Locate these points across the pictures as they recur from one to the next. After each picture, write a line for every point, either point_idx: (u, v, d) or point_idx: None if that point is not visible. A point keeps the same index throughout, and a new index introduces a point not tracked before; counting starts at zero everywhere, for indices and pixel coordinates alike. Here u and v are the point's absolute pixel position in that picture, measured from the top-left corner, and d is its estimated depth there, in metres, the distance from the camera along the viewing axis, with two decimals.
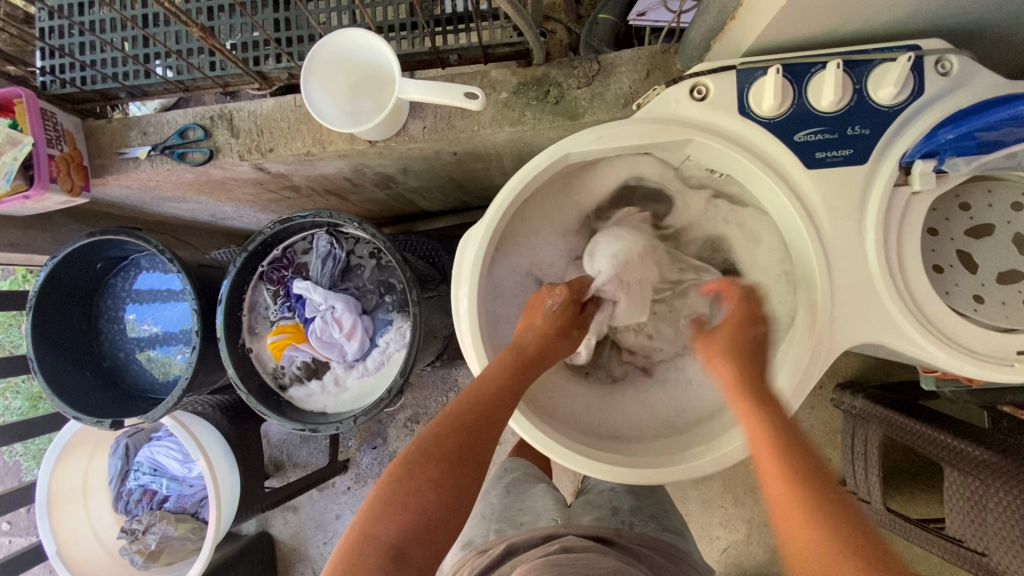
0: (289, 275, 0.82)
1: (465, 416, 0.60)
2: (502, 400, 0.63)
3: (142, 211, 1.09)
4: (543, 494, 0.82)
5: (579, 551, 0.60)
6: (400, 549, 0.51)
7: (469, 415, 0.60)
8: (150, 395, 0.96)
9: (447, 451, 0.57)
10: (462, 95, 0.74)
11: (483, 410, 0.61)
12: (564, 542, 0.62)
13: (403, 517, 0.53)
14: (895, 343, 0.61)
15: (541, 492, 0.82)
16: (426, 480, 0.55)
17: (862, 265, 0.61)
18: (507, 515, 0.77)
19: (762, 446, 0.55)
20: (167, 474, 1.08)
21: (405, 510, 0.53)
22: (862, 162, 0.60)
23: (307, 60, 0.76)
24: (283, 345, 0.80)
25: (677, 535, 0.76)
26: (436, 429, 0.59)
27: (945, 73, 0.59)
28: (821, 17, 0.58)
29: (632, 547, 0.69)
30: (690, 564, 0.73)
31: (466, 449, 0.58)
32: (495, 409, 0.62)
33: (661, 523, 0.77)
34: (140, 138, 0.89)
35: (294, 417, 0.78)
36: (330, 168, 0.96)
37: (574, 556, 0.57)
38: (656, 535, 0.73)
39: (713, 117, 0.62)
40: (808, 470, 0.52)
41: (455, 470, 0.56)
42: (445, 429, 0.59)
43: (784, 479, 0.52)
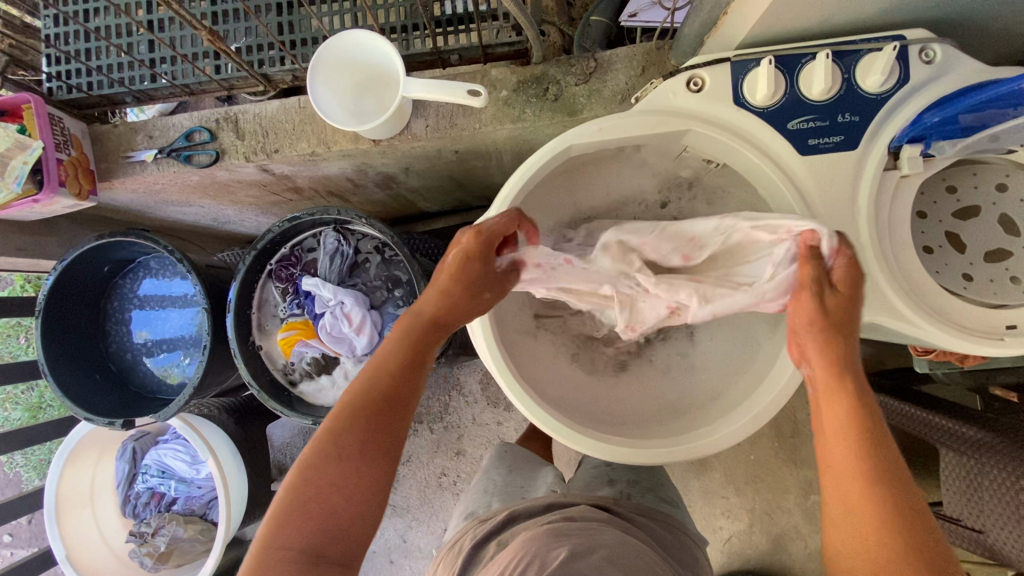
0: (297, 272, 0.83)
1: (371, 399, 0.58)
2: (407, 373, 0.61)
3: (146, 216, 1.11)
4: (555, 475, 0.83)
5: (582, 519, 0.61)
6: (319, 544, 0.52)
7: (372, 397, 0.58)
8: (158, 396, 0.96)
9: (343, 452, 0.55)
10: (463, 92, 0.76)
11: (383, 399, 0.58)
12: (567, 511, 0.63)
13: (308, 524, 0.52)
14: (891, 321, 0.64)
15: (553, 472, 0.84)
16: (337, 474, 0.54)
17: (856, 246, 0.63)
18: (508, 489, 0.79)
19: (842, 431, 0.53)
20: (175, 475, 1.08)
21: (314, 513, 0.53)
22: (853, 148, 0.63)
23: (313, 60, 0.77)
24: (292, 341, 0.81)
25: (676, 505, 0.78)
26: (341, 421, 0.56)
27: (929, 62, 0.62)
28: (811, 10, 0.61)
29: (630, 513, 0.70)
30: (691, 532, 0.75)
31: (371, 437, 0.56)
32: (400, 386, 0.60)
33: (657, 493, 0.79)
34: (147, 142, 0.91)
35: (305, 412, 0.80)
36: (333, 169, 0.98)
37: (579, 523, 0.58)
38: (653, 505, 0.75)
39: (710, 107, 0.65)
40: (876, 462, 0.51)
41: (366, 455, 0.55)
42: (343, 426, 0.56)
43: (857, 475, 0.51)
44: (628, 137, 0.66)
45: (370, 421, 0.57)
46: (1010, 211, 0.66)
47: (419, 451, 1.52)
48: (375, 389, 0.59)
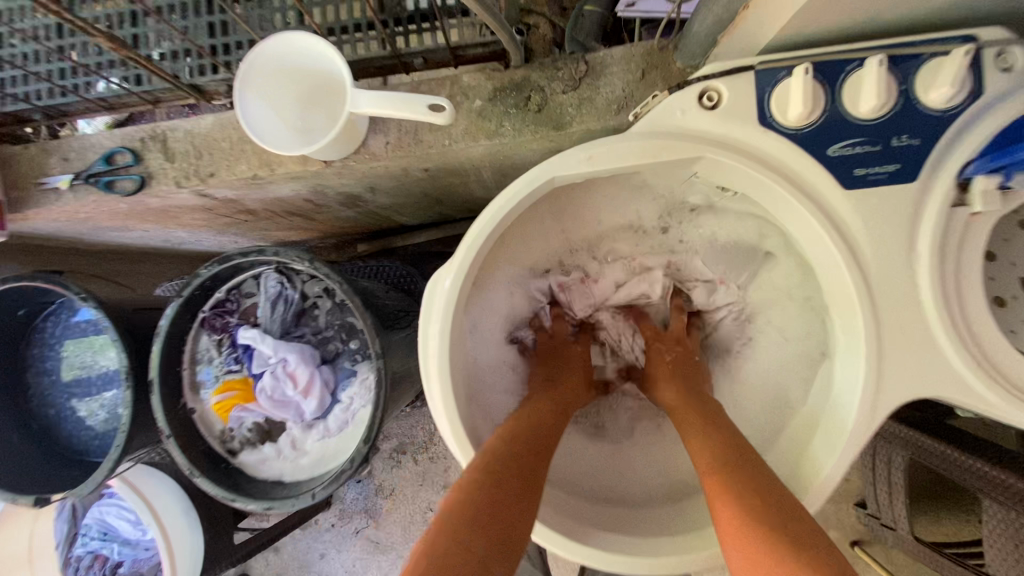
0: (234, 321, 0.71)
1: (507, 453, 0.53)
2: (548, 437, 0.58)
3: (81, 243, 0.98)
4: None
5: None
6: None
7: (523, 456, 0.54)
8: (88, 457, 0.84)
9: (498, 491, 0.49)
10: (424, 107, 0.63)
11: (527, 447, 0.55)
12: None
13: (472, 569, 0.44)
14: (958, 397, 0.51)
15: None
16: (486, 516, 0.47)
17: (914, 304, 0.50)
18: None
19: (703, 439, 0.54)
20: (118, 537, 0.96)
21: (473, 558, 0.44)
22: (910, 179, 0.50)
23: (241, 69, 0.64)
24: (228, 406, 0.69)
25: None
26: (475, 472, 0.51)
27: (1008, 68, 0.48)
28: (863, 2, 0.47)
29: None
30: None
31: (519, 485, 0.51)
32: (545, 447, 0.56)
33: None
34: (62, 165, 0.78)
35: (245, 491, 0.67)
36: (285, 191, 0.85)
37: None
38: None
39: (727, 129, 0.51)
40: (727, 450, 0.52)
41: (513, 515, 0.49)
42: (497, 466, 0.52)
43: (732, 491, 0.48)
44: (625, 167, 0.53)
45: (519, 478, 0.52)
46: None
47: (403, 484, 1.41)
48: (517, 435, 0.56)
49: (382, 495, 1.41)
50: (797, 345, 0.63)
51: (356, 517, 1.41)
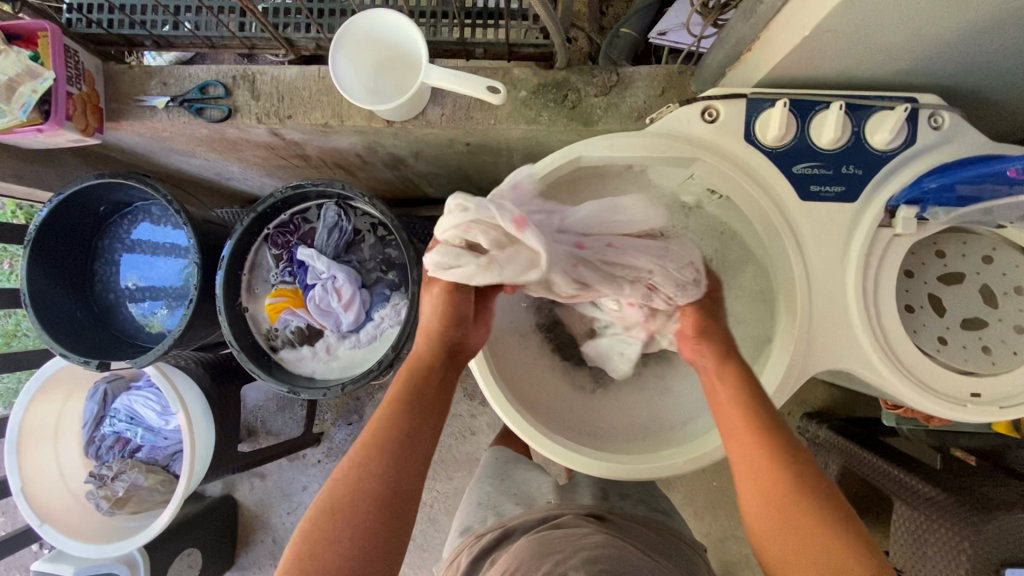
0: (294, 241, 0.84)
1: (381, 443, 0.59)
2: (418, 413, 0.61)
3: (149, 161, 1.10)
4: (526, 479, 0.84)
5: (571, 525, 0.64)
6: None
7: (388, 439, 0.59)
8: (135, 342, 0.96)
9: (346, 510, 0.55)
10: (483, 87, 0.76)
11: (377, 454, 0.58)
12: (560, 520, 0.66)
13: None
14: (862, 372, 0.66)
15: (525, 476, 0.85)
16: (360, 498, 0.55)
17: (840, 296, 0.65)
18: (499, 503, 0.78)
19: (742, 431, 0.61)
20: (143, 423, 1.08)
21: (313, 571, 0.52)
22: (852, 200, 0.65)
23: (339, 33, 0.78)
24: (279, 308, 0.82)
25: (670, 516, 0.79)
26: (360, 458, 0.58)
27: (937, 127, 0.63)
28: (835, 60, 0.62)
29: (622, 520, 0.71)
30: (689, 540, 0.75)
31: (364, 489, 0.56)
32: (415, 419, 0.60)
33: (650, 505, 0.79)
34: (161, 89, 0.90)
35: (283, 379, 0.80)
36: (344, 142, 0.98)
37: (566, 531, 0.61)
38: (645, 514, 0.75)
39: (722, 139, 0.66)
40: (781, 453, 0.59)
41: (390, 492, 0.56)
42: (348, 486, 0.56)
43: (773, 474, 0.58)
44: (638, 157, 0.67)
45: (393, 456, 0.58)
46: (992, 283, 0.68)
47: None
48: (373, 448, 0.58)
49: None
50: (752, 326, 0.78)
51: (342, 457, 1.53)
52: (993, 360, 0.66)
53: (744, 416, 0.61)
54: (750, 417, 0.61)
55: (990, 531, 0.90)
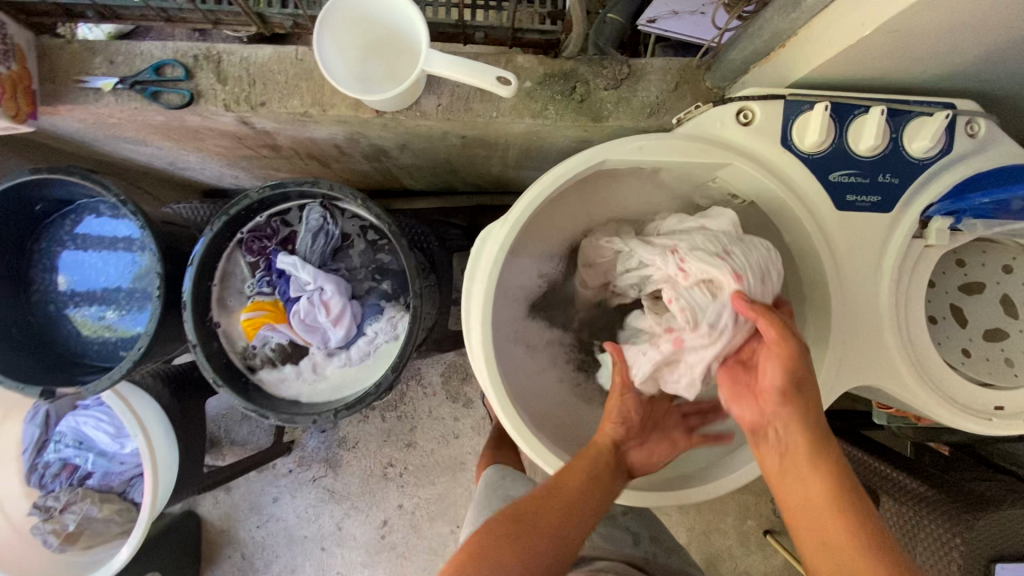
0: (273, 246, 0.74)
1: (552, 490, 0.59)
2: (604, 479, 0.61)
3: (91, 150, 0.96)
4: None
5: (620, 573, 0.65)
6: None
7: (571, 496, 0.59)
8: (83, 361, 0.83)
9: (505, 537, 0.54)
10: (495, 78, 0.68)
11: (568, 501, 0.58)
12: (602, 564, 0.67)
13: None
14: (892, 388, 0.63)
15: None
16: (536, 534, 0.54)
17: (873, 310, 0.62)
18: None
19: (815, 488, 0.54)
20: (93, 448, 0.96)
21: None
22: (887, 210, 0.62)
23: (325, 10, 0.68)
24: (257, 324, 0.72)
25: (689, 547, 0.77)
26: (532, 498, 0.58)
27: (972, 135, 0.61)
28: (879, 62, 0.58)
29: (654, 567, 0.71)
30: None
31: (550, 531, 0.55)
32: (608, 491, 0.61)
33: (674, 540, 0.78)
34: (106, 68, 0.77)
35: (264, 404, 0.71)
36: (322, 133, 0.88)
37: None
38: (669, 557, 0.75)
39: (757, 143, 0.61)
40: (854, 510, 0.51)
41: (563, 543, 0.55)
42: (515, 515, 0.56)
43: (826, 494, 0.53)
44: (667, 161, 0.62)
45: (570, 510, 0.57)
46: (1013, 293, 0.67)
47: (368, 438, 1.45)
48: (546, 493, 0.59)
49: (345, 446, 1.45)
50: None
51: (316, 466, 1.43)
52: (1016, 372, 0.65)
53: (814, 466, 0.54)
54: (817, 464, 0.54)
55: (979, 527, 0.91)
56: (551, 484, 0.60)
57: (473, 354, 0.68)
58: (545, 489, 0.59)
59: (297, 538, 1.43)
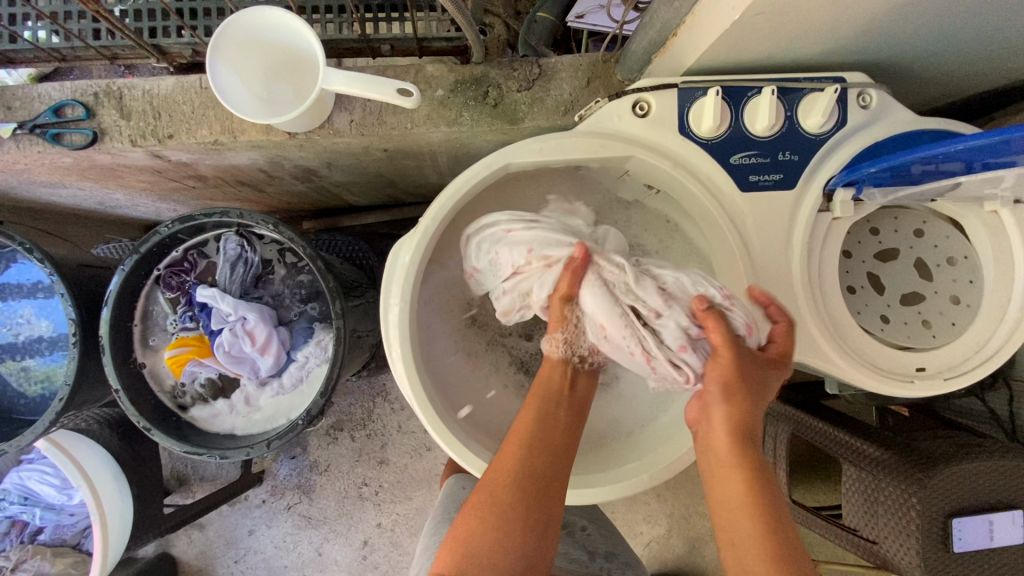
0: (191, 280, 0.73)
1: (503, 488, 0.59)
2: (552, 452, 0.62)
3: (8, 197, 0.93)
4: None
5: None
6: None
7: (523, 488, 0.59)
8: (11, 415, 0.81)
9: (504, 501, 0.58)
10: (394, 91, 0.69)
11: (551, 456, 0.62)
12: None
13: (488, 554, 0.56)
14: (814, 361, 0.64)
15: None
16: (502, 540, 0.56)
17: (787, 288, 0.63)
18: None
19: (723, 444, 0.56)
20: (41, 502, 0.93)
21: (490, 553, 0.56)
22: (790, 187, 0.63)
23: (215, 36, 0.67)
24: (183, 360, 0.71)
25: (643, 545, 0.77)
26: (489, 501, 0.58)
27: (865, 106, 0.62)
28: (762, 43, 0.59)
29: None
30: None
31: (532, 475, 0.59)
32: (559, 465, 0.61)
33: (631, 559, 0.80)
34: (3, 114, 0.75)
35: (196, 443, 0.70)
36: (242, 159, 0.86)
37: None
38: None
39: (655, 133, 0.62)
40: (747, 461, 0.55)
41: (536, 538, 0.57)
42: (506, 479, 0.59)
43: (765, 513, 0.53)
44: (570, 159, 0.62)
45: (525, 510, 0.58)
46: (925, 257, 0.69)
47: (339, 460, 1.43)
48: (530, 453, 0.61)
49: (316, 471, 1.42)
50: None
51: (289, 494, 1.41)
52: (934, 333, 0.67)
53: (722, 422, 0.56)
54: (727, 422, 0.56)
55: (934, 486, 0.91)
56: (498, 479, 0.59)
57: (396, 368, 0.67)
58: (495, 486, 0.59)
59: (276, 569, 1.40)
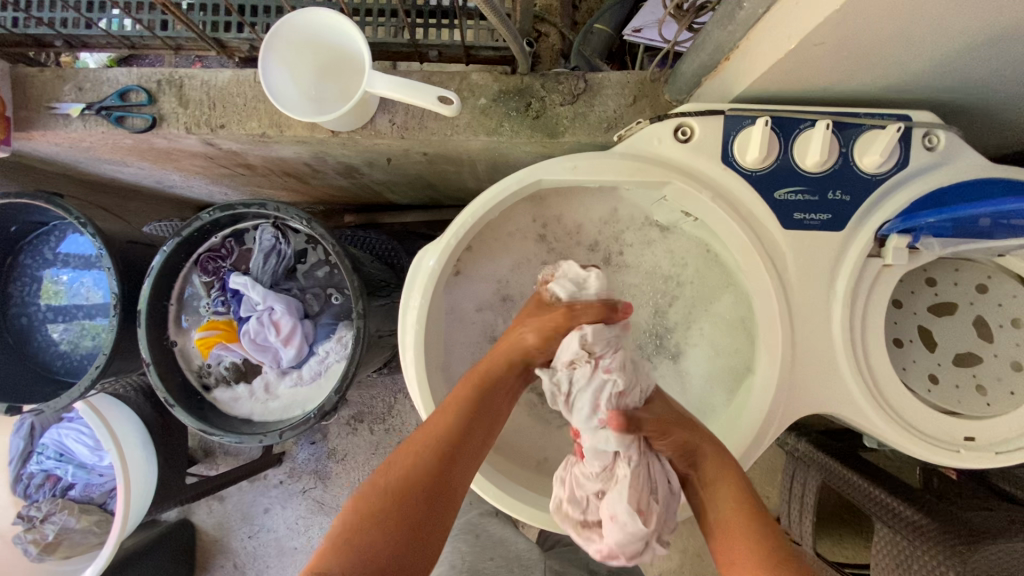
0: (226, 267, 0.75)
1: (386, 493, 0.52)
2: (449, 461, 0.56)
3: (74, 171, 1.00)
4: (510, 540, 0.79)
5: None
6: None
7: (392, 503, 0.52)
8: (51, 375, 0.86)
9: (410, 485, 0.53)
10: (434, 98, 0.69)
11: (449, 456, 0.56)
12: None
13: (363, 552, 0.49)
14: (847, 416, 0.60)
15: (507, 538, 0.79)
16: (367, 546, 0.49)
17: (825, 333, 0.60)
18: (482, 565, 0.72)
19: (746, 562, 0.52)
20: (75, 460, 0.99)
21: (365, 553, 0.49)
22: (838, 228, 0.59)
23: (270, 35, 0.69)
24: (211, 343, 0.74)
25: None
26: (369, 504, 0.52)
27: (931, 148, 0.58)
28: (819, 74, 0.55)
29: None
30: None
31: (428, 461, 0.55)
32: (444, 473, 0.55)
33: None
34: (75, 94, 0.81)
35: (215, 424, 0.72)
36: (288, 152, 0.89)
37: None
38: None
39: (698, 160, 0.60)
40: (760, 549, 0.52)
41: (379, 553, 0.49)
42: (417, 458, 0.55)
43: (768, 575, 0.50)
44: (605, 180, 0.61)
45: (409, 505, 0.52)
46: (988, 315, 0.63)
47: (356, 450, 1.45)
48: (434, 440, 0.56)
49: (334, 459, 1.45)
50: (727, 355, 0.71)
51: (305, 477, 1.44)
52: (989, 401, 0.61)
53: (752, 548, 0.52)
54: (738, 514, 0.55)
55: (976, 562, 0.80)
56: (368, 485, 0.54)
57: (408, 374, 0.68)
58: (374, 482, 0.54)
59: (286, 549, 1.43)
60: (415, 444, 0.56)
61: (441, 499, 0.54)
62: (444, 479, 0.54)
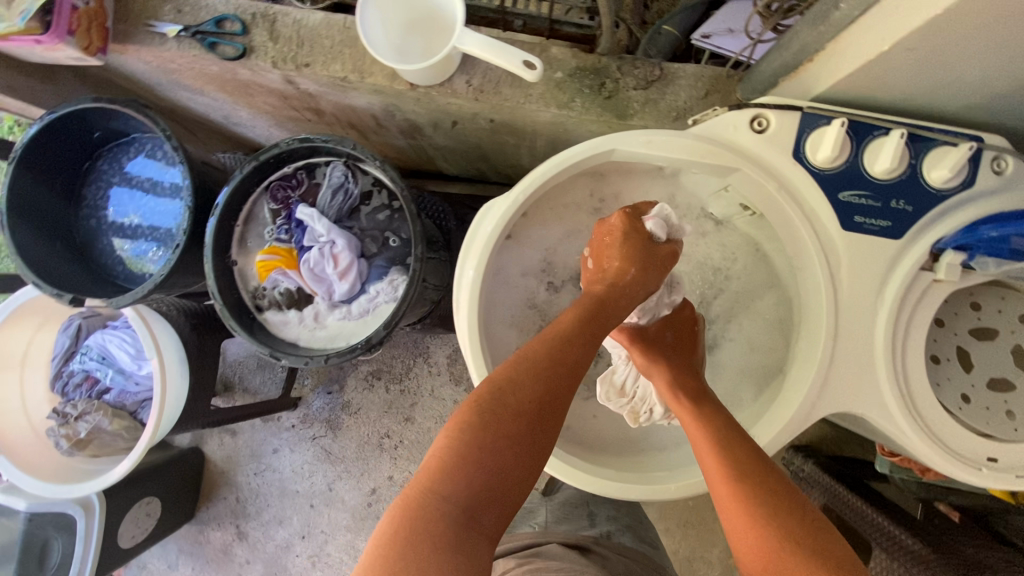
0: (295, 197, 0.79)
1: (495, 412, 0.50)
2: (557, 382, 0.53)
3: (153, 93, 1.04)
4: None
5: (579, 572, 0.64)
6: (472, 518, 0.47)
7: (519, 420, 0.50)
8: (110, 279, 0.90)
9: (520, 408, 0.51)
10: (519, 61, 0.71)
11: (556, 380, 0.53)
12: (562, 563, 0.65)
13: (478, 468, 0.48)
14: (876, 420, 0.61)
15: None
16: (480, 465, 0.48)
17: (868, 336, 0.61)
18: None
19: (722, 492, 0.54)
20: (115, 365, 1.03)
21: (480, 468, 0.48)
22: (896, 236, 0.61)
23: None
24: (270, 266, 0.77)
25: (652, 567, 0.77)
26: (475, 419, 0.50)
27: (999, 171, 0.59)
28: (901, 83, 0.57)
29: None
30: None
31: (536, 381, 0.52)
32: (555, 395, 0.52)
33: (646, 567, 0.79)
34: (173, 16, 0.85)
35: (264, 342, 0.76)
36: (361, 101, 0.92)
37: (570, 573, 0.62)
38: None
39: (768, 152, 0.62)
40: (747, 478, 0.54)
41: (496, 473, 0.48)
42: (524, 378, 0.52)
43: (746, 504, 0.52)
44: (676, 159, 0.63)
45: (521, 426, 0.50)
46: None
47: (369, 406, 1.48)
48: (541, 365, 0.53)
49: (347, 411, 1.48)
50: (763, 350, 0.73)
51: (317, 425, 1.48)
52: (1016, 427, 0.62)
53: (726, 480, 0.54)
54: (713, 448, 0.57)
55: None
56: (488, 394, 0.51)
57: (457, 321, 0.71)
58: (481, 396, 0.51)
59: (288, 491, 1.47)
60: (536, 361, 0.53)
61: (553, 421, 0.52)
62: (553, 402, 0.52)
